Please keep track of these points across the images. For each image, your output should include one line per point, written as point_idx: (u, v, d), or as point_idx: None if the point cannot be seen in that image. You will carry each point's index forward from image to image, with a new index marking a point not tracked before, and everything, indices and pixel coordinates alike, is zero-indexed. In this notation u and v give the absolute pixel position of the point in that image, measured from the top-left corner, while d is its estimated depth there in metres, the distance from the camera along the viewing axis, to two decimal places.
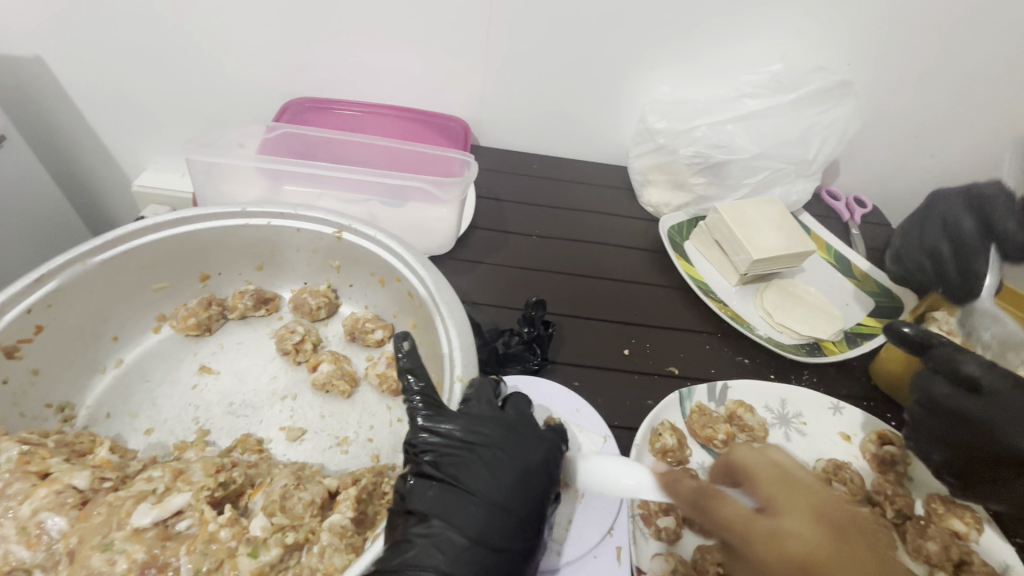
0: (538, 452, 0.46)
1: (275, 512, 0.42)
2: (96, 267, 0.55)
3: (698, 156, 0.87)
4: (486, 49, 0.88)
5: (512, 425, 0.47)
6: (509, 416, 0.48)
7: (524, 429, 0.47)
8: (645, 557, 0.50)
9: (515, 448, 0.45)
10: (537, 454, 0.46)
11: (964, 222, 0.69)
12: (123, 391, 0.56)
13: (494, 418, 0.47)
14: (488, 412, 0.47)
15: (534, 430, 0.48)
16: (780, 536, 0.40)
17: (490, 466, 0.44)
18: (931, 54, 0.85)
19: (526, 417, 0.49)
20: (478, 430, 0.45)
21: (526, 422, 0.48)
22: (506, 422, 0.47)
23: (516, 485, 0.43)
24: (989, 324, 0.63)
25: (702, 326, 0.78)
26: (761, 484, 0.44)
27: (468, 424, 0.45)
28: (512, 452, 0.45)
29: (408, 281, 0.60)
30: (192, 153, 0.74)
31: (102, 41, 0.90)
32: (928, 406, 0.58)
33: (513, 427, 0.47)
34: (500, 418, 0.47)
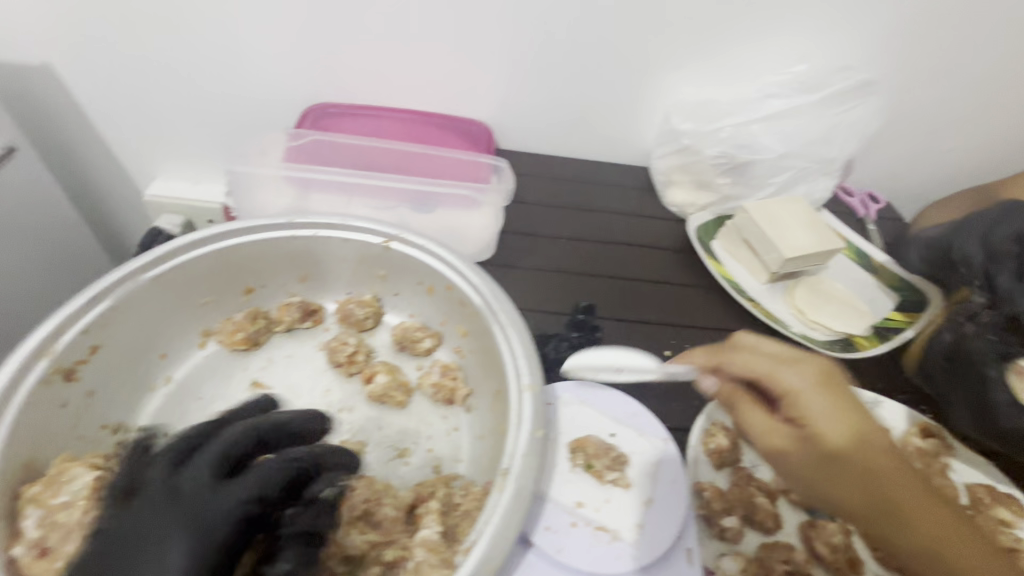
0: (174, 540, 0.36)
1: (366, 530, 0.46)
2: (147, 284, 0.54)
3: (723, 156, 0.89)
4: (511, 52, 0.88)
5: (155, 503, 0.38)
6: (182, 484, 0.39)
7: (198, 500, 0.38)
8: (710, 557, 0.52)
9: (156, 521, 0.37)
10: (179, 538, 0.36)
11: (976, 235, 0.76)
12: (177, 410, 0.55)
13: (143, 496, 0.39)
14: (149, 491, 0.39)
15: (182, 508, 0.38)
16: (800, 404, 0.47)
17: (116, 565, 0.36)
18: (947, 53, 0.87)
19: (198, 487, 0.39)
20: (133, 517, 0.38)
21: (182, 494, 0.38)
22: (143, 500, 0.39)
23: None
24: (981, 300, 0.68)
25: (737, 324, 0.79)
26: (759, 362, 0.50)
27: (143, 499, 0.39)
28: (144, 542, 0.37)
29: (460, 290, 0.60)
30: (232, 165, 0.76)
31: (117, 47, 0.88)
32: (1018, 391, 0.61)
33: (174, 503, 0.38)
34: (148, 494, 0.39)
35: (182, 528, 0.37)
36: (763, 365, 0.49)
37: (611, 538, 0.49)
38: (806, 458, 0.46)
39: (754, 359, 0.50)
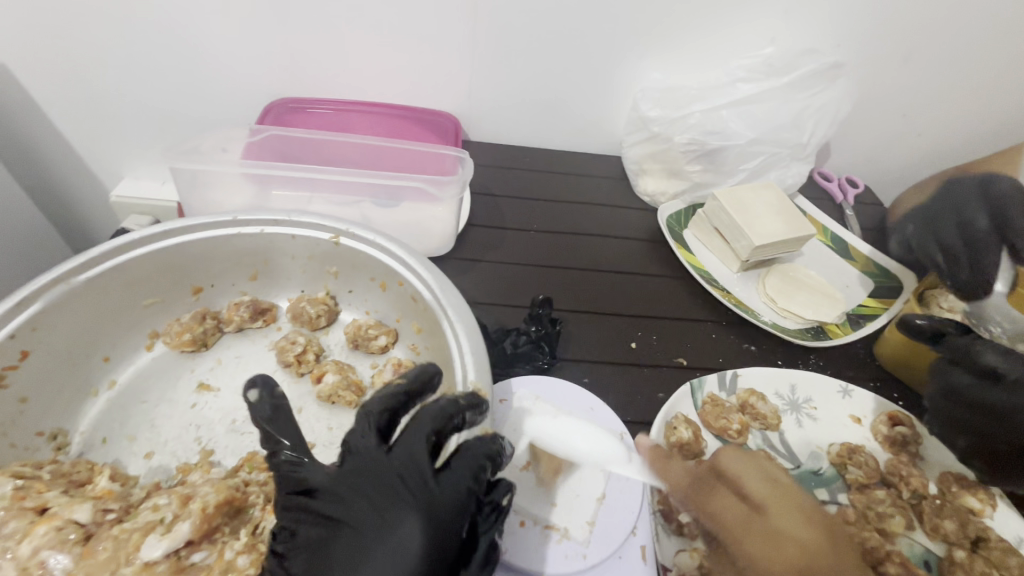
0: (405, 518, 0.38)
1: (292, 535, 0.40)
2: (81, 286, 0.53)
3: (694, 142, 0.86)
4: (474, 41, 0.85)
5: (385, 482, 0.40)
6: (394, 465, 0.41)
7: (422, 486, 0.40)
8: (668, 554, 0.50)
9: (380, 505, 0.40)
10: (402, 521, 0.38)
11: (977, 220, 0.68)
12: (119, 415, 0.54)
13: (376, 471, 0.41)
14: (372, 465, 0.41)
15: (403, 491, 0.40)
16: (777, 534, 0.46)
17: (347, 548, 0.38)
18: (921, 33, 0.85)
19: (424, 476, 0.41)
20: (344, 500, 0.40)
21: (418, 480, 0.41)
22: (384, 472, 0.41)
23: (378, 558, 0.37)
24: (999, 321, 0.66)
25: (707, 315, 0.77)
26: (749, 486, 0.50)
27: (333, 487, 0.41)
28: (375, 519, 0.39)
29: (411, 286, 0.59)
30: (172, 162, 0.69)
31: (70, 47, 0.85)
32: (945, 396, 0.61)
33: (393, 487, 0.40)
34: (384, 469, 0.41)
35: (414, 511, 0.39)
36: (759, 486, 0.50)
37: (561, 537, 0.50)
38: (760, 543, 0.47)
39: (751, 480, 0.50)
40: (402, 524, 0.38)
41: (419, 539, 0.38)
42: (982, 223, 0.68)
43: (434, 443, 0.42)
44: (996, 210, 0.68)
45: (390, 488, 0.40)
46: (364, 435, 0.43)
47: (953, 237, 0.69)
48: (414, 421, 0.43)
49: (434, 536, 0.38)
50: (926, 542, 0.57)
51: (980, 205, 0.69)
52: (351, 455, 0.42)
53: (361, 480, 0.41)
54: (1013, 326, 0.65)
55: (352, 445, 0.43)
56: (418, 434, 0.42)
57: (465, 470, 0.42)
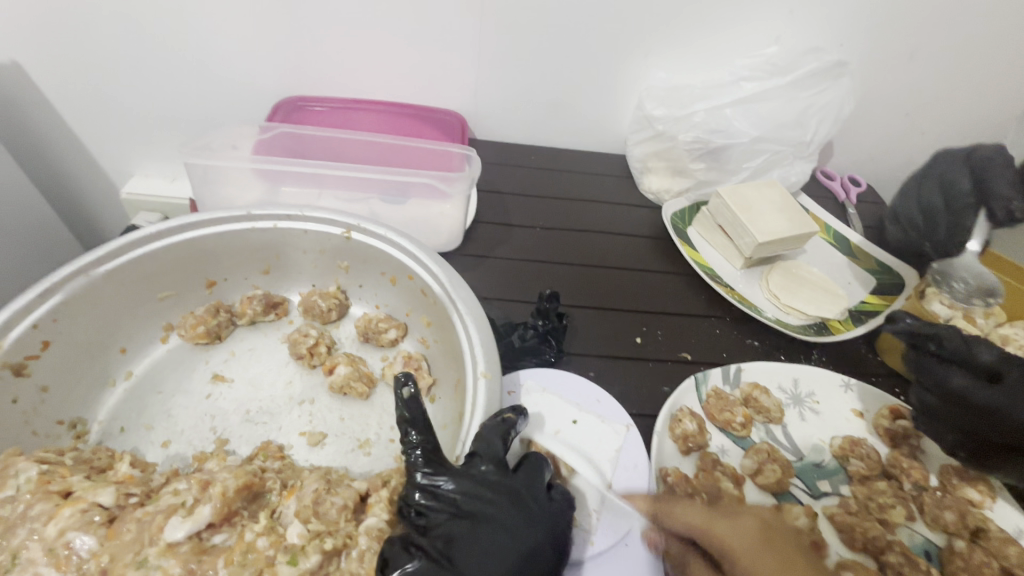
0: (540, 531, 0.43)
1: (309, 519, 0.42)
2: (99, 279, 0.54)
3: (698, 141, 0.87)
4: (481, 40, 0.86)
5: (518, 493, 0.45)
6: (536, 491, 0.46)
7: (539, 504, 0.45)
8: (674, 542, 0.50)
9: (518, 522, 0.43)
10: (536, 532, 0.43)
11: (961, 182, 0.72)
12: (136, 404, 0.55)
13: (510, 487, 0.45)
14: (505, 482, 0.45)
15: (528, 504, 0.45)
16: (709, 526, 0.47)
17: (493, 542, 0.41)
18: (923, 32, 0.85)
19: (541, 497, 0.46)
20: (483, 499, 0.43)
21: (538, 497, 0.46)
22: (519, 490, 0.45)
23: (520, 564, 0.41)
24: (966, 280, 0.71)
25: (710, 310, 0.78)
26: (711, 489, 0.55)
27: (471, 492, 0.43)
28: (510, 525, 0.42)
29: (421, 280, 0.60)
30: (187, 157, 0.70)
31: (84, 46, 0.86)
32: (939, 398, 0.59)
33: (524, 501, 0.45)
34: (517, 485, 0.45)
35: (542, 525, 0.44)
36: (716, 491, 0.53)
37: (570, 525, 0.51)
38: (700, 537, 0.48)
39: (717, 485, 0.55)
40: (546, 540, 0.43)
41: (547, 551, 0.43)
42: (963, 185, 0.72)
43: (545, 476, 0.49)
44: (979, 172, 0.72)
45: (518, 501, 0.44)
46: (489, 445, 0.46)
47: (934, 196, 0.75)
48: (535, 455, 0.50)
49: (555, 551, 0.43)
50: (926, 533, 0.58)
51: (965, 168, 0.73)
52: (479, 461, 0.45)
53: (497, 487, 0.44)
54: (979, 283, 0.70)
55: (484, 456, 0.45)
56: (538, 468, 0.48)
57: (565, 500, 0.48)
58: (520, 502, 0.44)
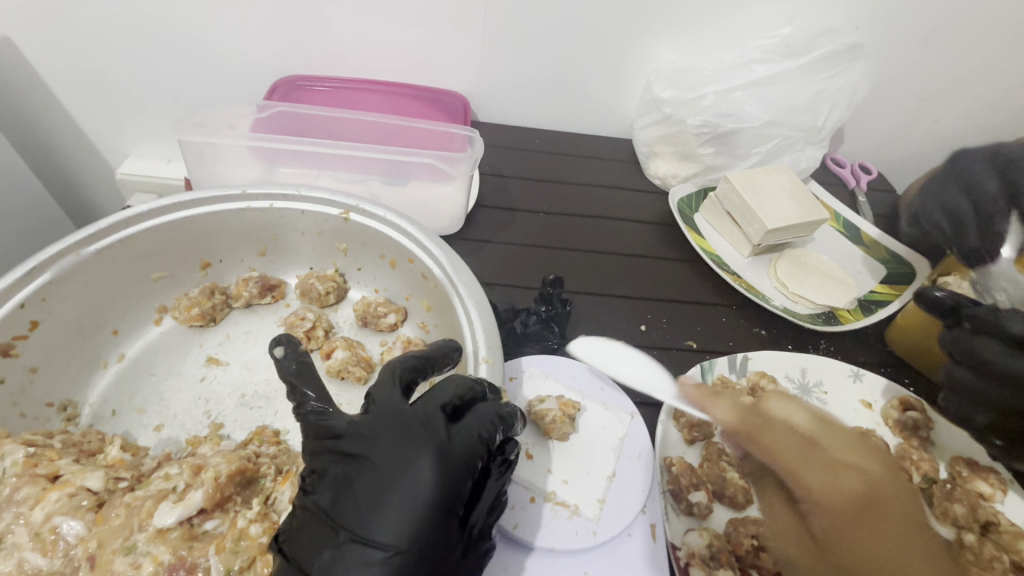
0: (423, 461, 0.38)
1: None
2: (90, 257, 0.52)
3: (706, 125, 0.85)
4: (485, 18, 0.83)
5: (407, 424, 0.40)
6: (419, 410, 0.41)
7: (433, 430, 0.40)
8: (678, 533, 0.50)
9: (396, 450, 0.38)
10: (419, 462, 0.38)
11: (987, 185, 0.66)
12: (128, 387, 0.54)
13: (396, 414, 0.41)
14: (393, 411, 0.41)
15: (420, 435, 0.39)
16: (839, 468, 0.43)
17: (370, 483, 0.37)
18: (943, 15, 0.83)
19: (438, 418, 0.41)
20: (368, 439, 0.39)
21: (431, 422, 0.40)
22: (403, 416, 0.40)
23: (393, 496, 0.37)
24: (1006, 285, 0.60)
25: (717, 299, 0.76)
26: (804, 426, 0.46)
27: (358, 428, 0.40)
28: (391, 461, 0.38)
29: (422, 263, 0.58)
30: (181, 134, 0.67)
31: (75, 19, 0.83)
32: (968, 371, 0.58)
33: (413, 430, 0.40)
34: (410, 418, 0.40)
35: (427, 449, 0.38)
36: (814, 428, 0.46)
37: (572, 514, 0.49)
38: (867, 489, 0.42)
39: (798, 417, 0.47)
40: (419, 463, 0.38)
41: (436, 479, 0.37)
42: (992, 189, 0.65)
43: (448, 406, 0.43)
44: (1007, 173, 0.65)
45: (403, 426, 0.40)
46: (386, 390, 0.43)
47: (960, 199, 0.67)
48: (439, 384, 0.44)
49: (448, 479, 0.38)
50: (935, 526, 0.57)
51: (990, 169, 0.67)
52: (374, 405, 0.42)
53: (386, 423, 0.40)
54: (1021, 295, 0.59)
55: (374, 397, 0.43)
56: (438, 396, 0.43)
57: (474, 419, 0.42)
58: (407, 432, 0.39)
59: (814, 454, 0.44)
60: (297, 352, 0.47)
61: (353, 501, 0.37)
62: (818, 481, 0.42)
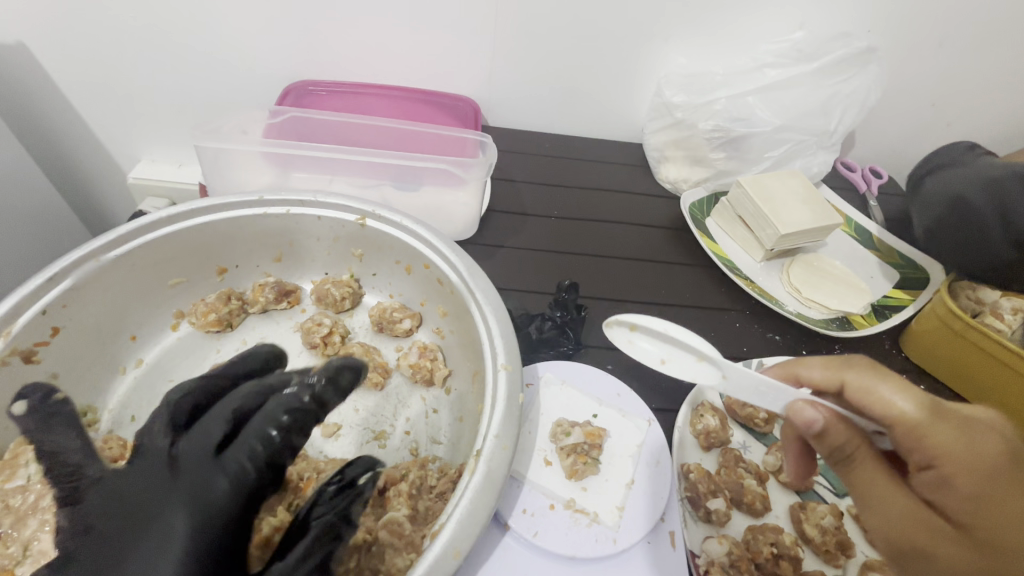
0: (173, 514, 0.35)
1: None
2: (109, 264, 0.53)
3: (718, 129, 0.84)
4: (497, 24, 0.84)
5: (187, 478, 0.37)
6: (183, 452, 0.39)
7: (208, 484, 0.37)
8: (697, 540, 0.50)
9: (147, 507, 0.36)
10: (179, 517, 0.36)
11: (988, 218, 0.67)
12: (147, 393, 0.54)
13: (159, 463, 0.38)
14: (155, 463, 0.38)
15: (193, 490, 0.37)
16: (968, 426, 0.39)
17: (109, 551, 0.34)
18: (955, 19, 0.83)
19: (210, 455, 0.38)
20: (120, 497, 0.37)
21: (194, 464, 0.38)
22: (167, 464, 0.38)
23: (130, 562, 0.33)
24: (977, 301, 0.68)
25: (730, 304, 0.76)
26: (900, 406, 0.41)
27: (111, 489, 0.37)
28: (135, 516, 0.36)
29: (438, 269, 0.58)
30: (198, 140, 0.68)
31: (91, 25, 0.84)
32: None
33: (174, 479, 0.37)
34: (174, 464, 0.38)
35: (192, 499, 0.36)
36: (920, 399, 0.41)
37: (592, 521, 0.49)
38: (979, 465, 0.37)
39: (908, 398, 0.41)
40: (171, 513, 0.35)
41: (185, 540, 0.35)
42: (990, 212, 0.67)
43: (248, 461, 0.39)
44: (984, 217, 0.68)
45: (163, 477, 0.37)
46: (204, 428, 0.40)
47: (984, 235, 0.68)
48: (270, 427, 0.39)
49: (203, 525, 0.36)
50: None
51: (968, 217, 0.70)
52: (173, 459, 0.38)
53: (143, 477, 0.38)
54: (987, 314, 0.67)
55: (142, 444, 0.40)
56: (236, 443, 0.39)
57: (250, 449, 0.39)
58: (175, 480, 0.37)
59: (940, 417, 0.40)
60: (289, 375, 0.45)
61: (93, 549, 0.34)
62: (948, 443, 0.38)
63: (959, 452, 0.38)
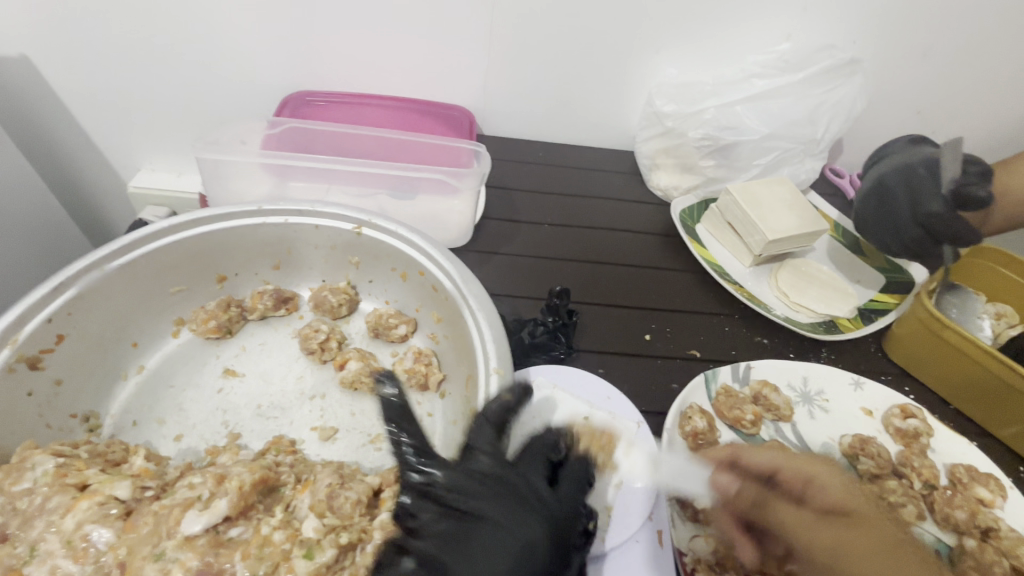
0: (539, 526, 0.42)
1: (324, 514, 0.43)
2: (113, 273, 0.54)
3: (707, 138, 0.87)
4: (490, 36, 0.86)
5: (518, 492, 0.44)
6: (528, 472, 0.47)
7: (544, 498, 0.45)
8: (683, 538, 0.52)
9: (512, 514, 0.42)
10: (536, 524, 0.42)
11: (928, 203, 0.71)
12: (147, 398, 0.55)
13: (503, 476, 0.44)
14: (501, 471, 0.45)
15: (533, 503, 0.43)
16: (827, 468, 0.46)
17: (483, 539, 0.40)
18: (935, 31, 0.85)
19: (541, 484, 0.46)
20: (477, 496, 0.42)
21: (540, 489, 0.45)
22: (512, 479, 0.45)
23: (510, 558, 0.39)
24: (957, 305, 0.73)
25: (719, 308, 0.78)
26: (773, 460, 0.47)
27: (458, 484, 0.43)
28: (501, 517, 0.42)
29: (432, 276, 0.60)
30: (198, 151, 0.69)
31: (93, 37, 0.86)
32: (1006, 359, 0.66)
33: (522, 497, 0.43)
34: (516, 481, 0.45)
35: (544, 519, 0.43)
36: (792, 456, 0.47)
37: None
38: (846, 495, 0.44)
39: (780, 456, 0.47)
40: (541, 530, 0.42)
41: (548, 547, 0.41)
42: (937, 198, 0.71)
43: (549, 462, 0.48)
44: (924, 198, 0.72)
45: (518, 495, 0.44)
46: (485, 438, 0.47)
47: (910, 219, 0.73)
48: (537, 439, 0.50)
49: (559, 542, 0.42)
50: (936, 532, 0.58)
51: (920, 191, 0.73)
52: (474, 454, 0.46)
53: (501, 483, 0.44)
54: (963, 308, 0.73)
55: (473, 449, 0.46)
56: (540, 457, 0.48)
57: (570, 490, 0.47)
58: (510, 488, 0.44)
59: (810, 462, 0.47)
60: (395, 385, 0.49)
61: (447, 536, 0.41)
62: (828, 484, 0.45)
63: (838, 493, 0.44)
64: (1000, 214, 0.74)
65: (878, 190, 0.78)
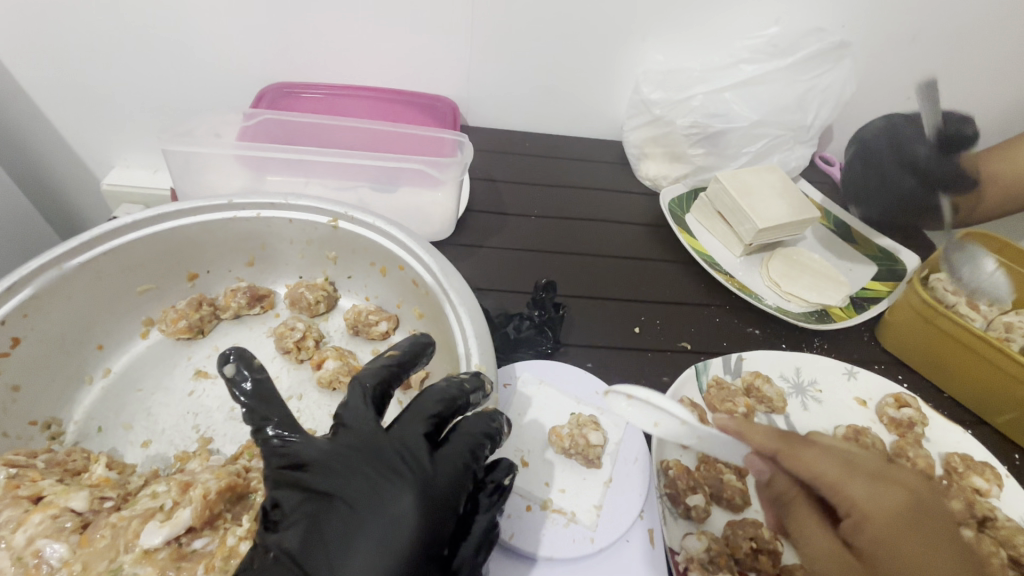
0: (403, 495, 0.37)
1: None
2: (73, 271, 0.51)
3: (696, 125, 0.85)
4: (472, 23, 0.83)
5: (387, 462, 0.39)
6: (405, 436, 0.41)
7: (424, 466, 0.40)
8: (676, 537, 0.49)
9: (375, 486, 0.38)
10: (400, 492, 0.37)
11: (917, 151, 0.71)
12: (115, 403, 0.53)
13: (372, 445, 0.40)
14: (374, 440, 0.40)
15: (401, 472, 0.39)
16: (879, 479, 0.41)
17: (340, 522, 0.36)
18: (925, 13, 0.84)
19: (418, 447, 0.41)
20: (337, 474, 0.38)
21: (415, 454, 0.40)
22: (381, 447, 0.40)
23: (370, 534, 0.36)
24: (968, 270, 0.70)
25: (710, 299, 0.76)
26: (817, 464, 0.42)
27: (322, 457, 0.39)
28: (359, 491, 0.37)
29: (412, 270, 0.58)
30: (165, 144, 0.67)
31: (58, 28, 0.82)
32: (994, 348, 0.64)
33: (389, 465, 0.39)
34: (387, 448, 0.40)
35: (413, 485, 0.38)
36: (833, 463, 0.42)
37: (569, 521, 0.49)
38: (893, 511, 0.39)
39: (821, 457, 0.42)
40: (408, 501, 0.37)
41: (419, 517, 0.37)
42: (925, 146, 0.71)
43: (434, 422, 0.43)
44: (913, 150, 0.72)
45: (383, 463, 0.39)
46: (357, 412, 0.42)
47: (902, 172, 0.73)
48: (417, 401, 0.43)
49: (435, 511, 0.38)
50: None
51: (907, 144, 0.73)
52: (346, 430, 0.41)
53: (362, 454, 0.39)
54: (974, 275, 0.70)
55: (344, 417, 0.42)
56: (421, 416, 0.43)
57: (460, 452, 0.42)
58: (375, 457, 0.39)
59: (855, 469, 0.42)
60: (249, 369, 0.43)
61: (305, 522, 0.36)
62: (860, 494, 0.40)
63: (882, 508, 0.39)
64: (993, 198, 0.73)
65: (862, 155, 0.78)
